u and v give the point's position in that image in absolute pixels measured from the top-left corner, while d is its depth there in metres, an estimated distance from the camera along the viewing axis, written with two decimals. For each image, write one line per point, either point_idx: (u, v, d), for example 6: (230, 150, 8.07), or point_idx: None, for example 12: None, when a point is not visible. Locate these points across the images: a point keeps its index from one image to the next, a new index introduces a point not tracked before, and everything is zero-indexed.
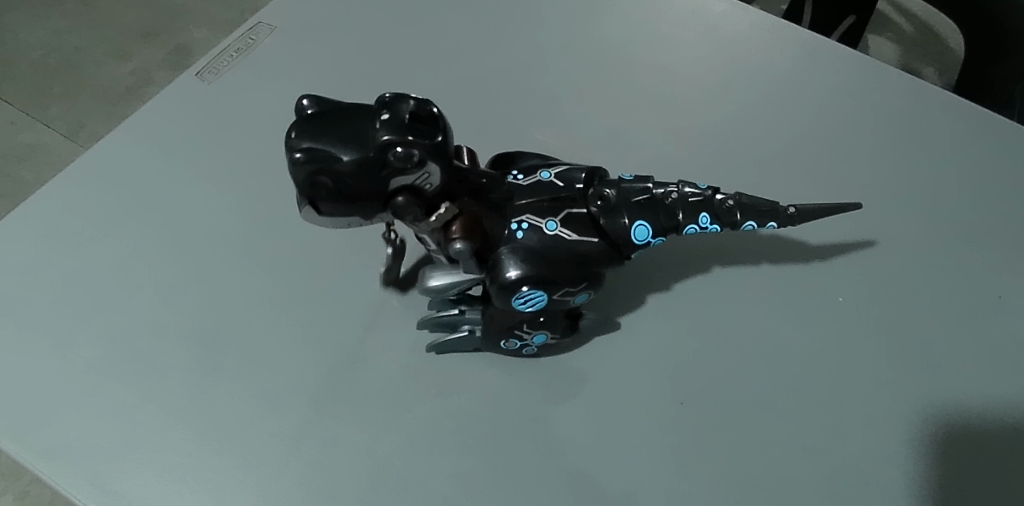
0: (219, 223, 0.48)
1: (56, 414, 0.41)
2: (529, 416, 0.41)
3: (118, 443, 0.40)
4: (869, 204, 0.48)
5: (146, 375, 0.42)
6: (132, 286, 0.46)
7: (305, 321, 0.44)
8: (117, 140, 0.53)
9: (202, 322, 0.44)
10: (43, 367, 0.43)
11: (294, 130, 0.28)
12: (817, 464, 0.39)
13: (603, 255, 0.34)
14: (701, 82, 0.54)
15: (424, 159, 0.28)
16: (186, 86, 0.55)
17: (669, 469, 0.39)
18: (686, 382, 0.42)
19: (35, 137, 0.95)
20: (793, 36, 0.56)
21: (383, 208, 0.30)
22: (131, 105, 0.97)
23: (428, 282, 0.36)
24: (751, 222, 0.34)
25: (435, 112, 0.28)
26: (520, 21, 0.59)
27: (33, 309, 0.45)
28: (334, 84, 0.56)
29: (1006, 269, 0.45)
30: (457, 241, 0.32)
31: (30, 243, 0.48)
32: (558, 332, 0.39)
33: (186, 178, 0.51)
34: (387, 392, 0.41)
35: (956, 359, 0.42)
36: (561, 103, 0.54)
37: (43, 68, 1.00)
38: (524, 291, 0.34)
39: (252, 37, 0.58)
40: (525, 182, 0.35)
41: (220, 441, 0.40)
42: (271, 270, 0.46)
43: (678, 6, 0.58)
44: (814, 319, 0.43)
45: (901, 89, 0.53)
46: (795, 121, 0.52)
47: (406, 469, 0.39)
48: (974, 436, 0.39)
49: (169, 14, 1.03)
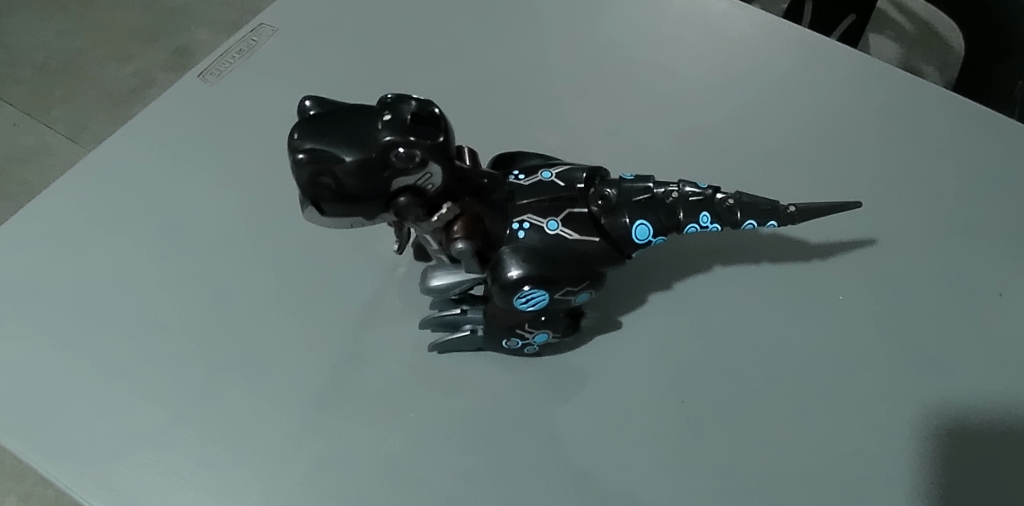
0: (222, 224, 0.49)
1: (61, 414, 0.41)
2: (531, 414, 0.41)
3: (122, 442, 0.40)
4: (869, 202, 0.48)
5: (150, 374, 0.42)
6: (136, 286, 0.46)
7: (308, 320, 0.44)
8: (120, 141, 0.53)
9: (204, 321, 0.44)
10: (48, 366, 0.43)
11: (297, 130, 0.28)
12: (818, 462, 0.39)
13: (604, 255, 0.35)
14: (701, 82, 0.54)
15: (425, 159, 0.28)
16: (189, 87, 0.56)
17: (671, 467, 0.39)
18: (686, 380, 0.42)
19: (38, 138, 0.95)
20: (793, 35, 0.56)
21: (385, 208, 0.30)
22: (133, 106, 0.98)
23: (429, 282, 0.36)
24: (752, 221, 0.34)
25: (437, 113, 0.29)
26: (521, 21, 0.59)
27: (38, 309, 0.45)
28: (335, 84, 0.56)
29: (1007, 267, 0.45)
30: (458, 242, 0.32)
31: (34, 244, 0.48)
32: (559, 331, 0.39)
33: (188, 178, 0.51)
34: (390, 391, 0.42)
35: (956, 357, 0.42)
36: (562, 102, 0.54)
37: (45, 69, 1.00)
38: (525, 291, 0.34)
39: (254, 38, 0.59)
40: (526, 182, 0.35)
41: (224, 440, 0.40)
42: (274, 270, 0.46)
43: (678, 6, 0.58)
44: (815, 317, 0.44)
45: (900, 87, 0.53)
46: (795, 120, 0.52)
47: (409, 467, 0.39)
48: (974, 433, 0.39)
49: (171, 15, 1.04)
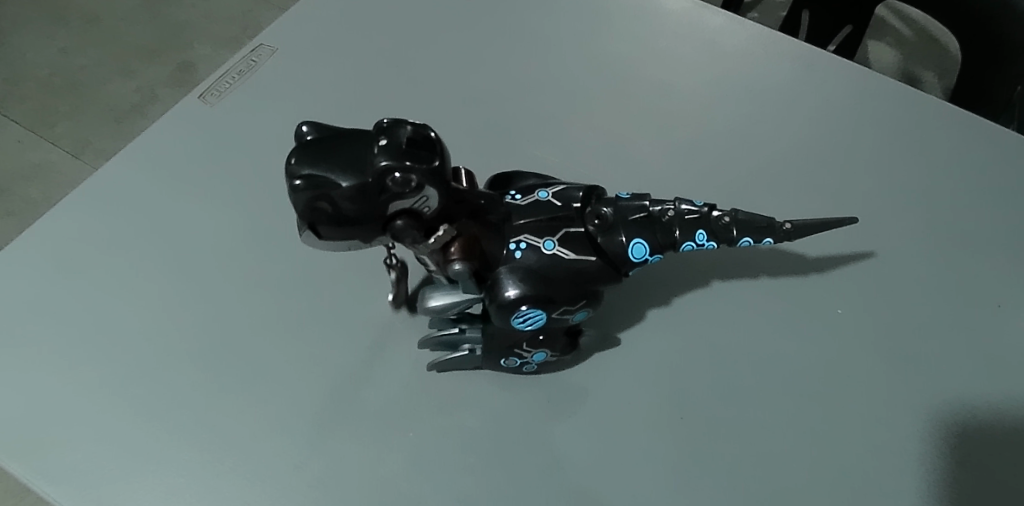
0: (222, 245, 0.49)
1: (63, 436, 0.41)
2: (531, 432, 0.41)
3: (123, 465, 0.40)
4: (867, 216, 0.48)
5: (151, 396, 0.43)
6: (137, 307, 0.46)
7: (307, 341, 0.44)
8: (120, 163, 0.53)
9: (205, 342, 0.44)
10: (48, 389, 0.43)
11: (294, 156, 0.29)
12: (819, 477, 0.39)
13: (602, 273, 0.35)
14: (698, 96, 0.54)
15: (422, 183, 0.28)
16: (189, 108, 0.56)
17: (671, 484, 0.39)
18: (686, 397, 0.42)
19: (43, 156, 0.96)
20: (789, 49, 0.56)
21: (383, 231, 0.31)
22: (136, 122, 0.98)
23: (428, 302, 0.36)
24: (747, 238, 0.34)
25: (432, 136, 0.29)
26: (519, 37, 0.59)
27: (40, 331, 0.46)
28: (334, 103, 0.56)
29: (1005, 277, 0.45)
30: (456, 263, 0.32)
31: (35, 266, 0.48)
32: (558, 350, 0.39)
33: (188, 199, 0.51)
34: (390, 410, 0.42)
35: (955, 370, 0.42)
36: (559, 119, 0.54)
37: (48, 87, 1.01)
38: (523, 310, 0.34)
39: (253, 59, 0.59)
40: (523, 202, 0.35)
41: (226, 461, 0.40)
42: (273, 290, 0.46)
43: (675, 20, 0.59)
44: (813, 331, 0.44)
45: (896, 99, 0.53)
46: (791, 134, 0.52)
47: (409, 487, 0.39)
48: (974, 446, 0.39)
49: (173, 32, 1.05)
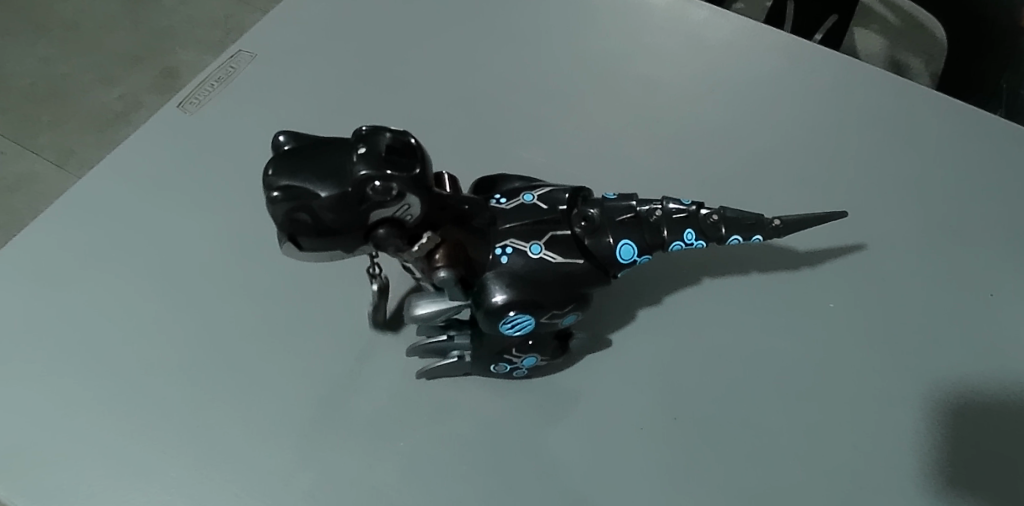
0: (207, 254, 0.48)
1: (50, 453, 0.41)
2: (524, 437, 0.41)
3: (112, 484, 0.40)
4: (855, 207, 0.48)
5: (138, 411, 0.42)
6: (121, 320, 0.45)
7: (296, 349, 0.44)
8: (101, 174, 0.53)
9: (192, 353, 0.44)
10: (34, 407, 0.42)
11: (271, 167, 0.28)
12: (813, 473, 0.38)
13: (590, 276, 0.34)
14: (683, 89, 0.54)
15: (403, 192, 0.28)
16: (168, 116, 0.55)
17: (664, 484, 0.39)
18: (677, 397, 0.41)
19: (27, 166, 0.94)
20: (774, 41, 0.56)
21: (365, 241, 0.30)
22: (121, 130, 0.97)
23: (416, 311, 0.35)
24: (737, 236, 0.34)
25: (413, 143, 0.29)
26: (503, 35, 0.59)
27: (22, 348, 0.45)
28: (315, 109, 0.55)
29: (993, 266, 0.45)
30: (440, 270, 0.32)
31: (16, 283, 0.47)
32: (548, 354, 0.39)
33: (172, 209, 0.50)
34: (380, 418, 0.41)
35: (946, 360, 0.41)
36: (544, 118, 0.54)
37: (31, 96, 0.99)
38: (511, 316, 0.33)
39: (233, 65, 0.58)
40: (508, 205, 0.34)
41: (215, 475, 0.40)
42: (259, 300, 0.46)
43: (662, 14, 0.58)
44: (805, 327, 0.43)
45: (883, 89, 0.53)
46: (776, 127, 0.52)
47: (401, 496, 0.39)
48: (967, 437, 0.39)
49: (156, 37, 1.04)
